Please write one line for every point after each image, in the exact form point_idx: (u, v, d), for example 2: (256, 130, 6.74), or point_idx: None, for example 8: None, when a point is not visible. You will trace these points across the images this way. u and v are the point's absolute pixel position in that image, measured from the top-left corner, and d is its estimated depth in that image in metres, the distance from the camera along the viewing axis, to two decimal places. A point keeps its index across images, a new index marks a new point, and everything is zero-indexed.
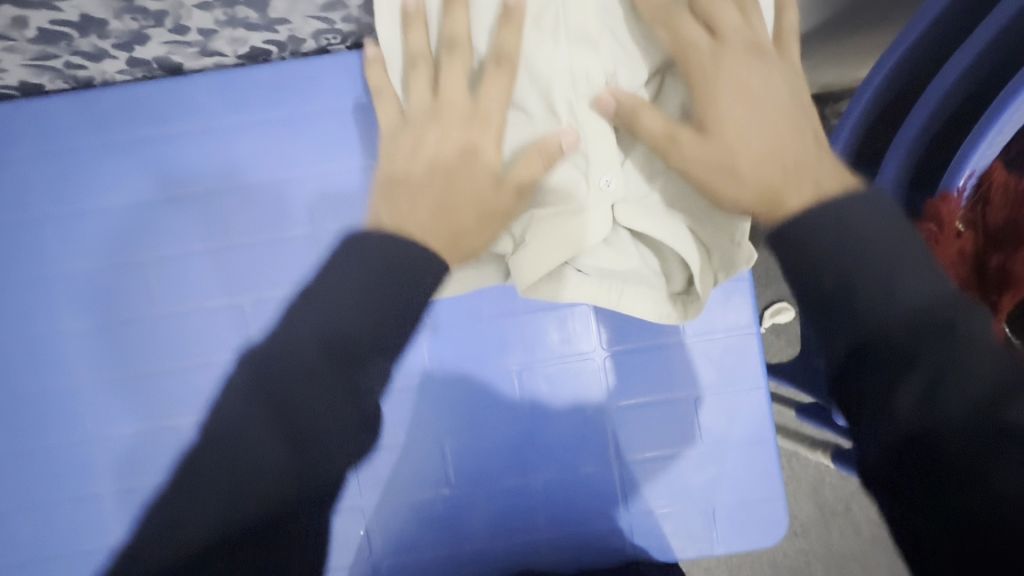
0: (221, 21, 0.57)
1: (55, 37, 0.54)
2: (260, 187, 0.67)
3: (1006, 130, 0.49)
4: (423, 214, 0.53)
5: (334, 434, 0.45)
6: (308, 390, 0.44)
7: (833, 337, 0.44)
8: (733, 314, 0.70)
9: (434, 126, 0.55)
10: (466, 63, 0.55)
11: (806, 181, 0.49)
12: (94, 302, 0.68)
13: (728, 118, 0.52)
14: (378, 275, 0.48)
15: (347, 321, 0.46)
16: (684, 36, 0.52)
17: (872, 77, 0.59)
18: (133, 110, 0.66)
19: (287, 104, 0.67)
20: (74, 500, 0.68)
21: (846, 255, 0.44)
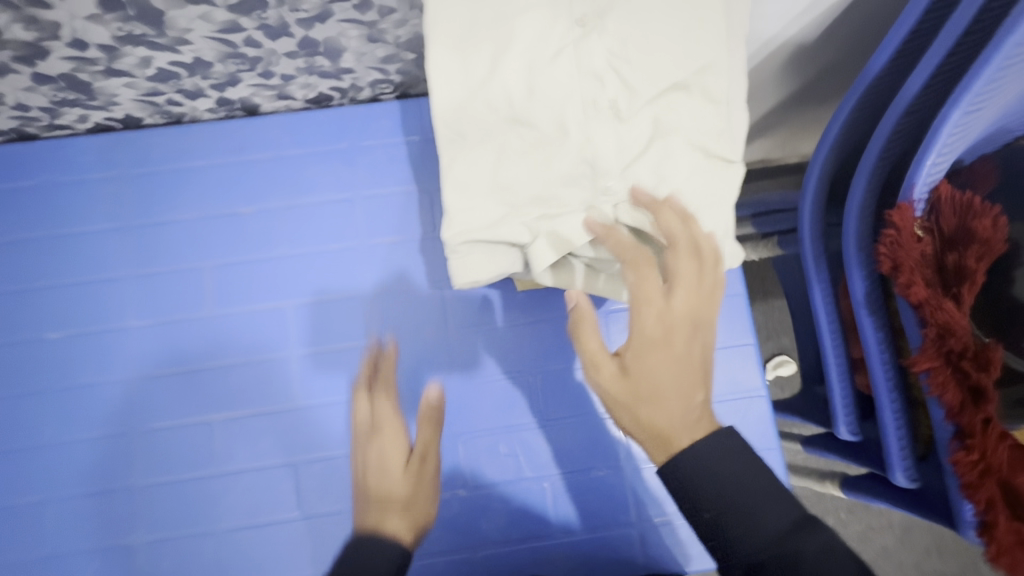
0: (301, 68, 0.70)
1: (168, 76, 0.67)
2: (316, 208, 0.78)
3: (944, 152, 0.57)
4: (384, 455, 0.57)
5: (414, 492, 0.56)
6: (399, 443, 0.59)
7: (728, 570, 0.47)
8: (731, 328, 0.77)
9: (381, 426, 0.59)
10: (482, 124, 0.56)
11: (689, 428, 0.50)
12: (157, 303, 0.75)
13: (646, 363, 0.53)
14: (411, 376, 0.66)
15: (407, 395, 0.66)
16: (640, 285, 0.54)
17: (835, 119, 0.69)
18: (216, 141, 0.78)
19: (344, 139, 0.79)
20: (109, 493, 0.71)
21: (712, 493, 0.47)
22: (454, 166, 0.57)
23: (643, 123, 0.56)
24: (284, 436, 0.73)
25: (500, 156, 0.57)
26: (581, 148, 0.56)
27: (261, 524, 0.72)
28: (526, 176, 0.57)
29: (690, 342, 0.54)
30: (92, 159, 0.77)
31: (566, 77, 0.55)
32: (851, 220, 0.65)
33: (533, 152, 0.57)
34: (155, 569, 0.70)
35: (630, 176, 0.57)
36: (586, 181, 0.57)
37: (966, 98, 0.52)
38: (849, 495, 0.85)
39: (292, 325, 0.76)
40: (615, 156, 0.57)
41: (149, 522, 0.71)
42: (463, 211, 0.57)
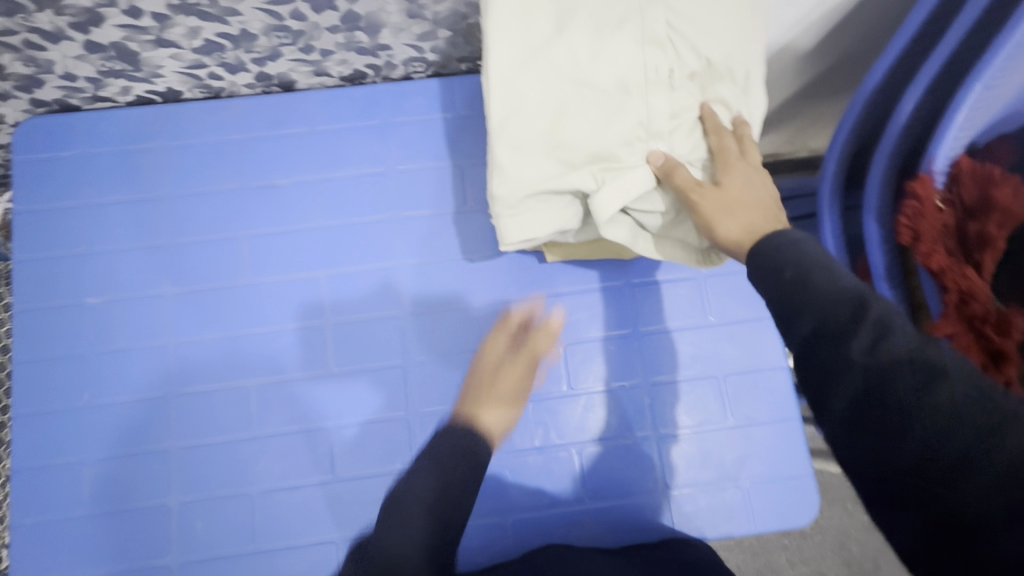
0: (341, 43, 0.73)
1: (213, 47, 0.69)
2: (349, 182, 0.80)
3: (963, 127, 0.60)
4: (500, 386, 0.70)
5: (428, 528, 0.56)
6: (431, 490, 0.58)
7: (790, 329, 0.49)
8: (734, 305, 0.79)
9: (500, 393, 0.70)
10: (542, 83, 0.58)
11: (763, 218, 0.60)
12: (194, 272, 0.77)
13: (730, 185, 0.61)
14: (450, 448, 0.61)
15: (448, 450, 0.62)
16: (721, 143, 0.62)
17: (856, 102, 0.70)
18: (253, 115, 0.80)
19: (378, 115, 0.81)
20: (147, 454, 0.73)
21: (801, 269, 0.49)
22: (509, 123, 0.58)
23: (693, 90, 0.62)
24: (318, 403, 0.75)
25: (557, 115, 0.59)
26: (638, 113, 0.60)
27: (293, 487, 0.73)
28: (584, 136, 0.59)
29: (759, 181, 0.62)
30: (132, 130, 0.79)
31: (631, 43, 0.59)
32: (872, 197, 0.68)
33: (591, 112, 0.59)
34: (190, 530, 0.72)
35: (678, 141, 0.63)
36: (641, 143, 0.61)
37: (978, 82, 0.55)
38: None
39: (325, 294, 0.78)
40: (667, 120, 0.61)
41: (186, 483, 0.73)
42: (521, 167, 0.59)
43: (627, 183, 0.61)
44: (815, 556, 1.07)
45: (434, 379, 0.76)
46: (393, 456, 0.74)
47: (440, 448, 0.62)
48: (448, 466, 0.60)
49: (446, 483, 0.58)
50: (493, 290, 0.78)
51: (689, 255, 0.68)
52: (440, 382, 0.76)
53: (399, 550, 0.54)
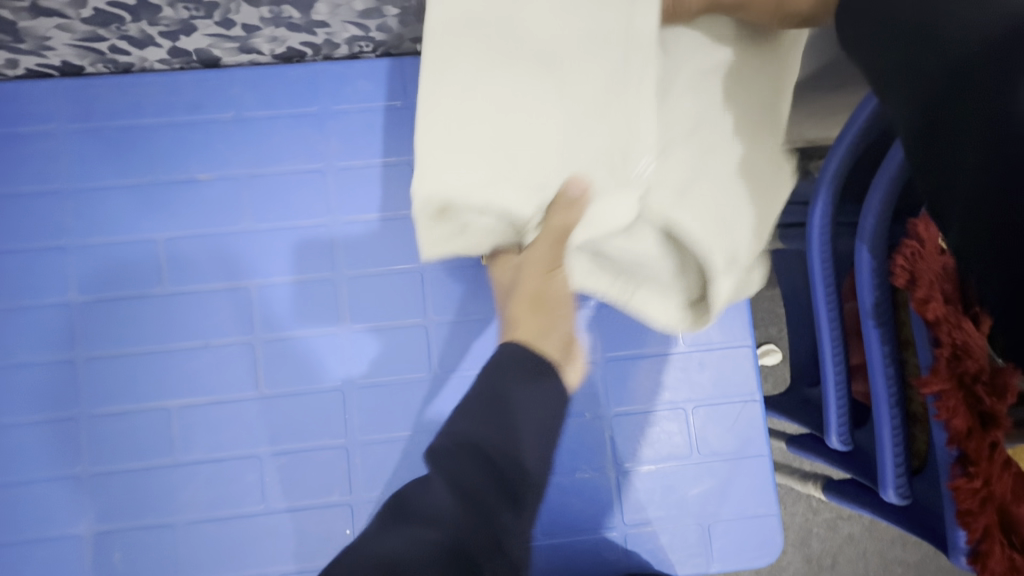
0: (265, 19, 0.62)
1: (108, 18, 0.59)
2: (283, 178, 0.71)
3: None
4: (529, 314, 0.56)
5: (471, 501, 0.46)
6: (462, 464, 0.47)
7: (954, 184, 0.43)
8: (710, 330, 0.73)
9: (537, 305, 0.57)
10: (493, 54, 0.47)
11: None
12: (106, 276, 0.69)
13: None
14: (490, 392, 0.51)
15: (476, 418, 0.49)
16: None
17: (849, 126, 0.67)
18: (171, 97, 0.70)
19: (318, 102, 0.71)
20: (55, 480, 0.66)
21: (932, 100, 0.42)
22: (461, 122, 0.47)
23: (695, 98, 0.50)
24: (256, 423, 0.68)
25: (503, 105, 0.47)
26: (614, 117, 0.48)
27: (222, 517, 0.67)
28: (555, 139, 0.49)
29: None
30: (26, 111, 0.69)
31: (613, 25, 0.47)
32: (868, 220, 0.62)
33: (546, 105, 0.48)
34: (106, 563, 0.65)
35: (670, 157, 0.50)
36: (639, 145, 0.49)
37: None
38: (831, 498, 0.83)
39: (256, 303, 0.69)
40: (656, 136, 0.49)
41: (99, 513, 0.66)
42: (449, 164, 0.47)
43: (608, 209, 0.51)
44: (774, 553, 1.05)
45: (376, 402, 0.69)
46: (330, 484, 0.68)
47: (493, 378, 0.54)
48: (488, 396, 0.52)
49: (487, 413, 0.49)
50: (444, 305, 0.71)
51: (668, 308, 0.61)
52: (384, 405, 0.69)
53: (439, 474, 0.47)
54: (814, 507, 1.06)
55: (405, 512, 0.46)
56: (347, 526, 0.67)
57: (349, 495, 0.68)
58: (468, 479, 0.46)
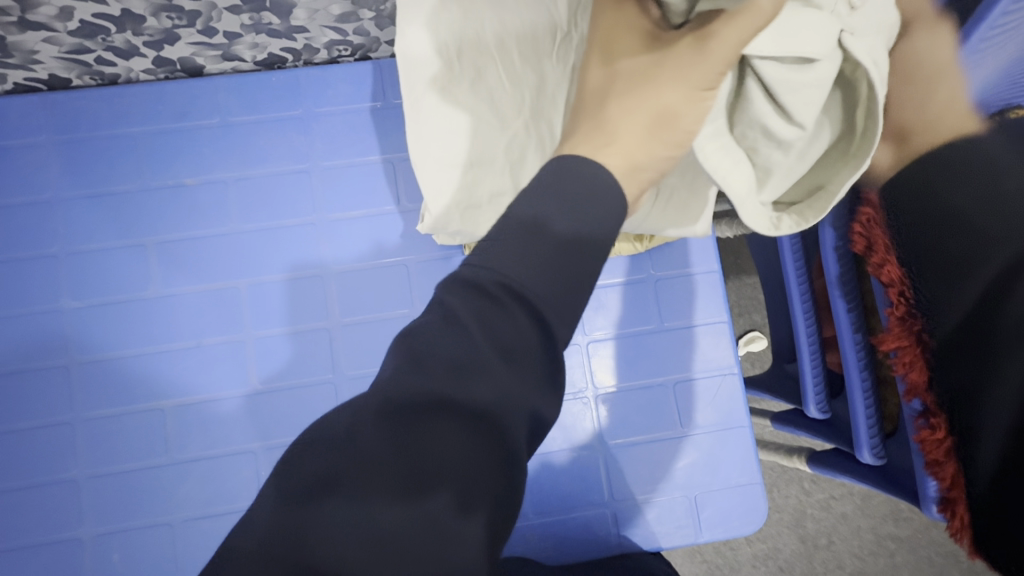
0: (246, 25, 0.65)
1: (94, 30, 0.61)
2: (268, 180, 0.73)
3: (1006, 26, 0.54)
4: (649, 146, 0.44)
5: (488, 394, 0.34)
6: (487, 325, 0.35)
7: None
8: (688, 308, 0.76)
9: (640, 141, 0.43)
10: None
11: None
12: (98, 282, 0.70)
13: None
14: (568, 211, 0.38)
15: (511, 257, 0.36)
16: None
17: None
18: (157, 106, 0.72)
19: (300, 106, 0.74)
20: (52, 484, 0.67)
21: None
22: None
23: None
24: (247, 419, 0.70)
25: None
26: None
27: (220, 513, 0.68)
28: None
29: None
30: (15, 124, 0.71)
31: None
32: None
33: None
34: (104, 565, 0.66)
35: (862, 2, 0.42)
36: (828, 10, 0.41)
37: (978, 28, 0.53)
38: (815, 468, 0.85)
39: (246, 303, 0.71)
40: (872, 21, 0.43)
41: (97, 516, 0.67)
42: None
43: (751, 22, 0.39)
44: (769, 534, 1.07)
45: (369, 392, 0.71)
46: None
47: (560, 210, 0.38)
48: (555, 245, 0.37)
49: (579, 274, 0.37)
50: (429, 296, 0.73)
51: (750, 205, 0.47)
52: None
53: (507, 346, 0.35)
54: (806, 487, 1.07)
55: (389, 421, 0.33)
56: None
57: None
58: (495, 337, 0.35)
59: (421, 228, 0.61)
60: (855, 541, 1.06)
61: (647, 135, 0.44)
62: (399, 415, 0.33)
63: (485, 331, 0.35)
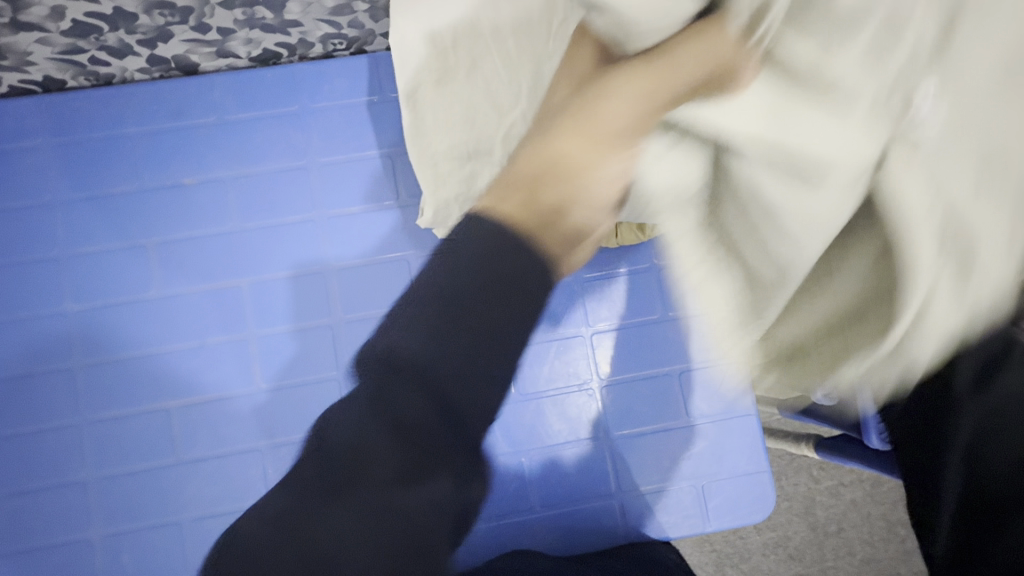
0: (240, 21, 0.64)
1: (86, 29, 0.61)
2: (266, 178, 0.73)
3: None
4: (568, 177, 0.36)
5: (435, 413, 0.30)
6: (425, 336, 0.30)
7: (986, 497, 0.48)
8: None
9: (559, 183, 0.36)
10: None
11: None
12: (100, 285, 0.70)
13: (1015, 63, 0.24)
14: (511, 219, 0.33)
15: (448, 278, 0.32)
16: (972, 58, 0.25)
17: None
18: (153, 106, 0.72)
19: (296, 102, 0.73)
20: (61, 487, 0.67)
21: None
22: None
23: None
24: (251, 418, 0.69)
25: None
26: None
27: (228, 513, 0.68)
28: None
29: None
30: (12, 128, 0.71)
31: None
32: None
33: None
34: (115, 566, 0.66)
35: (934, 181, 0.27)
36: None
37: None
38: (824, 454, 0.85)
39: (247, 302, 0.71)
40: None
41: (106, 517, 0.67)
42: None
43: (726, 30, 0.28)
44: (780, 523, 1.06)
45: None
46: None
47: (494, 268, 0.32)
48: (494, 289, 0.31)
49: (531, 271, 0.32)
50: None
51: (706, 312, 0.36)
52: None
53: (451, 341, 0.30)
54: (817, 474, 1.06)
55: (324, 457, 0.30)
56: None
57: None
58: (439, 353, 0.30)
59: (422, 220, 0.71)
60: (867, 527, 1.05)
61: (567, 177, 0.36)
62: (333, 456, 0.29)
63: (428, 339, 0.30)
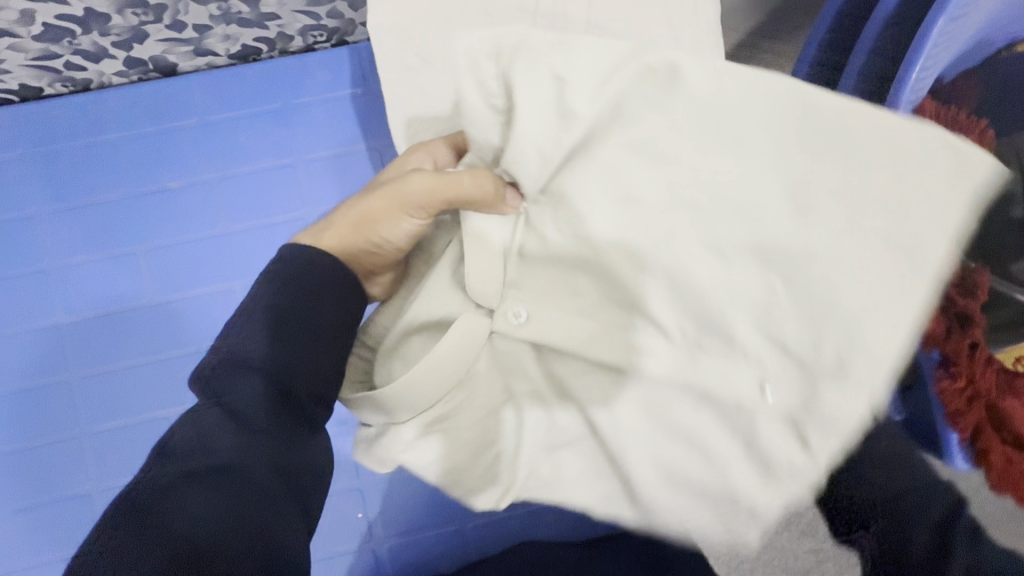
0: (215, 16, 0.65)
1: (59, 32, 0.63)
2: (251, 178, 0.71)
3: (955, 25, 0.54)
4: (376, 209, 0.44)
5: (263, 394, 0.35)
6: (314, 317, 0.39)
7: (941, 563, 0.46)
8: None
9: (377, 203, 0.44)
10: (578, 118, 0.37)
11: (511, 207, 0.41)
12: (91, 297, 0.69)
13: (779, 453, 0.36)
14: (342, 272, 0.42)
15: (270, 308, 0.38)
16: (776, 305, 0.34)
17: (799, 70, 0.65)
18: (134, 110, 0.72)
19: (278, 98, 0.72)
20: (61, 501, 0.65)
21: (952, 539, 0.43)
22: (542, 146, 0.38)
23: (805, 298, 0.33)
24: None
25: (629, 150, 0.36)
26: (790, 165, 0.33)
27: None
28: (712, 140, 0.34)
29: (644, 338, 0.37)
30: None
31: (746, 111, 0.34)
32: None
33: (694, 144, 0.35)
34: None
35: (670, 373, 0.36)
36: (769, 274, 0.34)
37: (912, 75, 0.54)
38: None
39: (240, 304, 0.69)
40: (717, 412, 0.36)
41: None
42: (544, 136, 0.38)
43: (547, 144, 0.38)
44: None
45: None
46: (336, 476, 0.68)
47: (263, 292, 0.39)
48: (326, 291, 0.41)
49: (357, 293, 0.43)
50: None
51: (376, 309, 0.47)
52: None
53: (248, 406, 0.35)
54: None
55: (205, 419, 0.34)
56: (359, 510, 0.67)
57: (358, 480, 0.68)
58: (259, 377, 0.36)
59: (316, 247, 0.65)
60: None
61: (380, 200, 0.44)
62: (260, 418, 0.35)
63: (315, 335, 0.39)
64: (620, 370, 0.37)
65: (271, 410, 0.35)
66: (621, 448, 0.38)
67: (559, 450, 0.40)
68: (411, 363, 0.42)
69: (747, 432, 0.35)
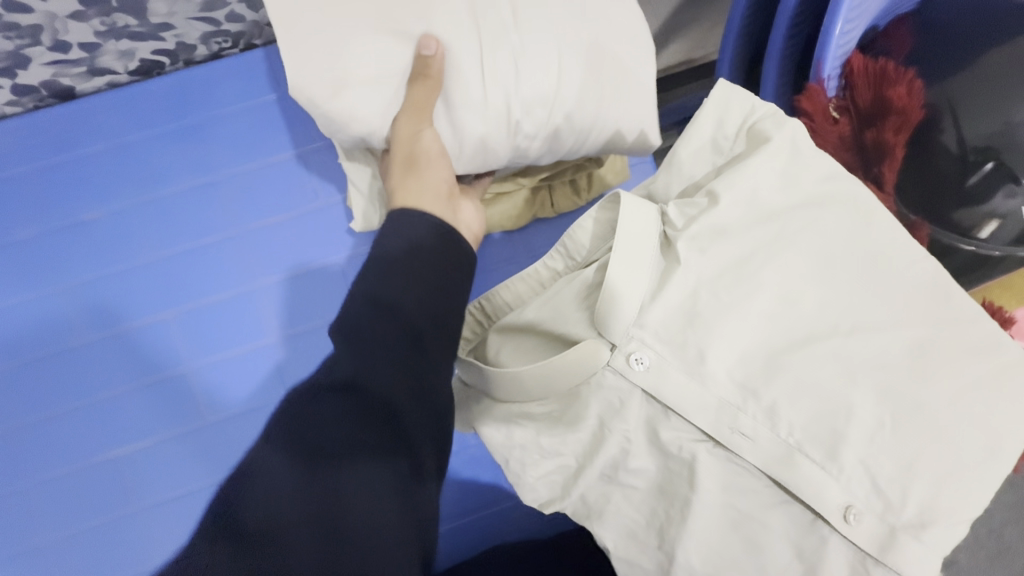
0: (102, 32, 0.64)
1: None
2: (176, 198, 0.68)
3: None
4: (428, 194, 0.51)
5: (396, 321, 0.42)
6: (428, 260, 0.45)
7: None
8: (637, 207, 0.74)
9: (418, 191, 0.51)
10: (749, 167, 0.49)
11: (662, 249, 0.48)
12: (20, 342, 0.65)
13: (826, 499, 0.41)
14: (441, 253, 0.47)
15: (397, 254, 0.45)
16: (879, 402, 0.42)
17: (727, 35, 0.62)
18: (37, 140, 0.68)
19: (194, 112, 0.70)
20: (11, 559, 0.62)
21: None
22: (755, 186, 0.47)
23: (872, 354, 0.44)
24: (196, 454, 0.65)
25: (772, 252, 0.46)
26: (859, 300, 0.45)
27: None
28: (858, 291, 0.45)
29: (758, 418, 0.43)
30: None
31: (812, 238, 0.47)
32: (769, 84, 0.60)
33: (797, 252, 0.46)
34: None
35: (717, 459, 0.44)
36: (882, 409, 0.42)
37: (835, 31, 0.54)
38: None
39: (185, 333, 0.67)
40: (794, 516, 0.43)
41: None
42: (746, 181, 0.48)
43: (765, 187, 0.48)
44: None
45: None
46: None
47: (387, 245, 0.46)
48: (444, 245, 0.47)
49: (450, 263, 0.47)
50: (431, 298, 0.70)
51: (513, 279, 0.53)
52: None
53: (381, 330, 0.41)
54: None
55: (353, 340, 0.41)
56: None
57: None
58: (388, 296, 0.42)
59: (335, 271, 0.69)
60: None
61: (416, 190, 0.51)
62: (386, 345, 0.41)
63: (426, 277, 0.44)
64: (731, 448, 0.43)
65: (403, 354, 0.41)
66: (688, 498, 0.44)
67: (619, 484, 0.47)
68: (525, 355, 0.50)
69: (811, 550, 0.42)
